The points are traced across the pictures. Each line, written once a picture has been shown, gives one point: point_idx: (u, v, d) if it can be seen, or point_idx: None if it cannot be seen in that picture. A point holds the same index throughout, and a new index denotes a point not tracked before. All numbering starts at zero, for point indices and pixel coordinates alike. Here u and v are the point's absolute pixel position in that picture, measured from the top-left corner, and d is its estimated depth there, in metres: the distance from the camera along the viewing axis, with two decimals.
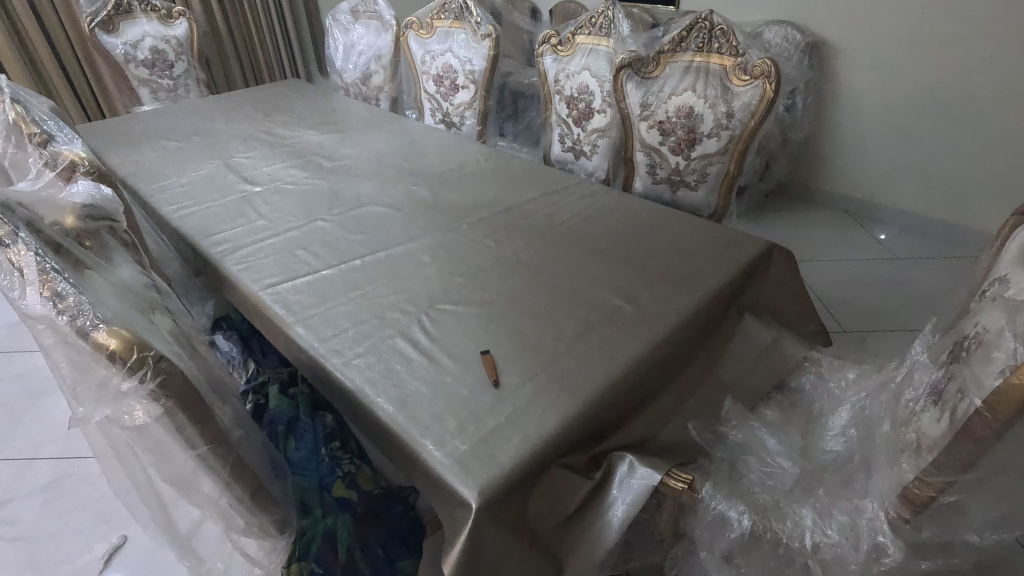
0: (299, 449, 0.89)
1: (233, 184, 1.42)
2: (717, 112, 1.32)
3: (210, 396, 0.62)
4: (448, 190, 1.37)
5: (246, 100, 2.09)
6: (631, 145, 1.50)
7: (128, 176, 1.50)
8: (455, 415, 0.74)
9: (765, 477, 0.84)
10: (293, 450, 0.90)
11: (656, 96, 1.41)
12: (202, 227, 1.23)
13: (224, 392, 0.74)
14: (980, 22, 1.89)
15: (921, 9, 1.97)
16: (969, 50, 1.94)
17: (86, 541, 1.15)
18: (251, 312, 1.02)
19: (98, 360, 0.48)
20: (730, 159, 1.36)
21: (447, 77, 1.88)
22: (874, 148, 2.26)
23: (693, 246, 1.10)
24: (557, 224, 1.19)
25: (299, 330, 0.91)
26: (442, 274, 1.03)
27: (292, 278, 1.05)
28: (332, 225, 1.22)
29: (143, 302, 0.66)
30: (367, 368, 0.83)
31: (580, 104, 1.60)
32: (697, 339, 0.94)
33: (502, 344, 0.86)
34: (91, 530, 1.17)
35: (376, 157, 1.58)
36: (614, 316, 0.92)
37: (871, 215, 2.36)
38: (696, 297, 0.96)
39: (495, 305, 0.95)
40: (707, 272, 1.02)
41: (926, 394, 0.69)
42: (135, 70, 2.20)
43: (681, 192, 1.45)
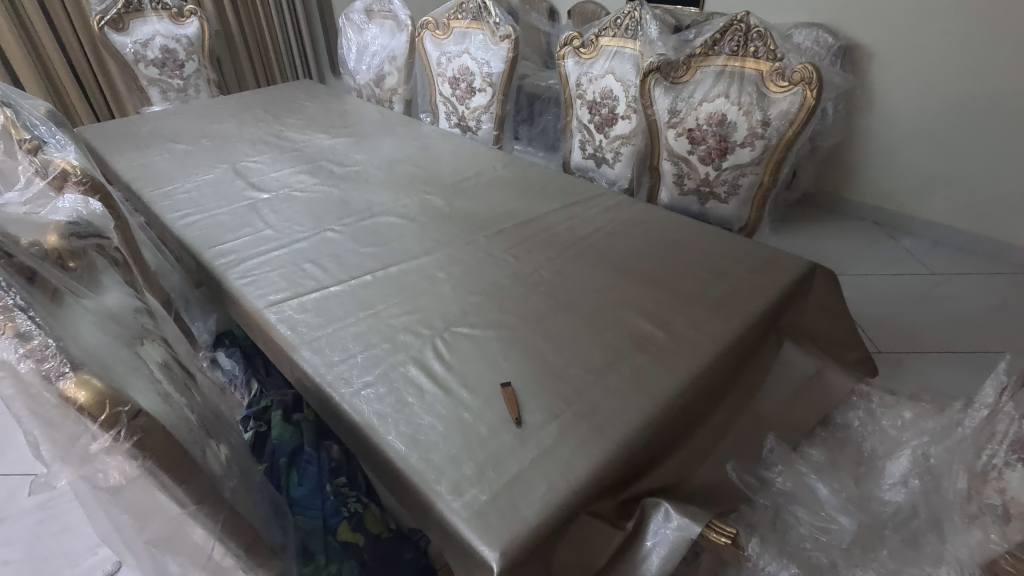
0: (302, 485, 0.84)
1: (240, 190, 1.36)
2: (751, 120, 1.24)
3: (201, 441, 0.55)
4: (464, 200, 1.30)
5: (256, 101, 2.04)
6: (657, 154, 1.42)
7: (131, 180, 1.44)
8: (474, 457, 0.67)
9: (819, 531, 0.75)
10: (295, 485, 0.84)
11: (685, 102, 1.32)
12: (207, 236, 1.17)
13: (217, 428, 0.68)
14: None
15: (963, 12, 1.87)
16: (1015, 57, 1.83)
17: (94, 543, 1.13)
18: (255, 330, 0.96)
19: (66, 415, 0.42)
20: (764, 170, 1.28)
21: (463, 79, 1.81)
22: (909, 158, 2.15)
23: (729, 265, 1.02)
24: (581, 238, 1.12)
25: (305, 354, 0.84)
26: (458, 292, 0.96)
27: (299, 294, 0.98)
28: (342, 237, 1.16)
29: (130, 333, 0.59)
30: (377, 400, 0.76)
31: (603, 109, 1.53)
32: (734, 370, 0.86)
33: (524, 374, 0.79)
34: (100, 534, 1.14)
35: (388, 163, 1.51)
36: (645, 344, 0.84)
37: (902, 227, 2.25)
38: (735, 323, 0.88)
39: (515, 329, 0.87)
40: (745, 295, 0.94)
41: (1009, 449, 0.60)
42: (145, 70, 2.16)
43: (710, 204, 1.37)
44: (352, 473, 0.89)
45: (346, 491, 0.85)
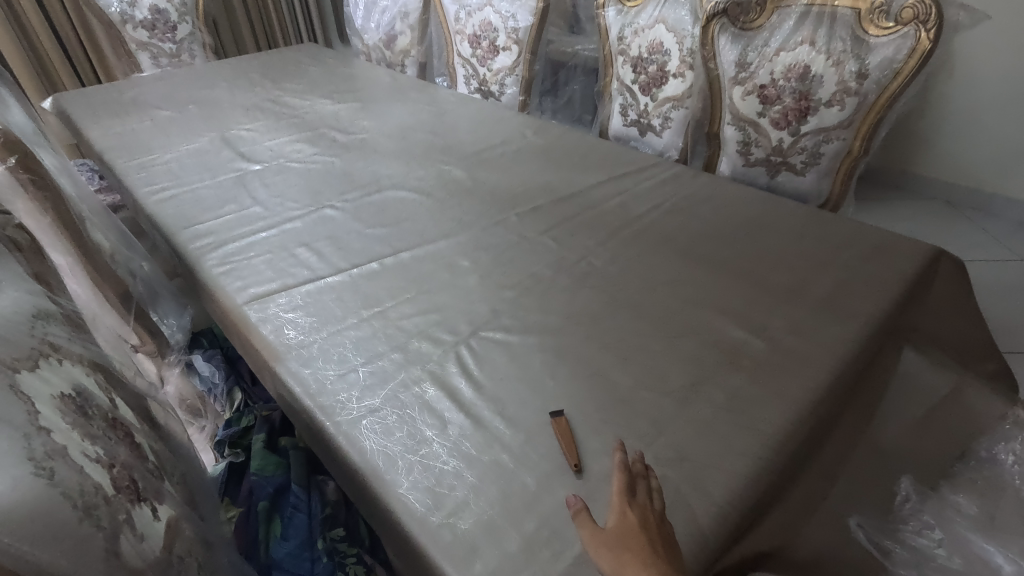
0: (286, 540, 0.70)
1: (227, 161, 1.17)
2: (842, 72, 1.01)
3: (114, 525, 0.36)
4: (489, 171, 1.09)
5: (255, 65, 1.84)
6: (718, 117, 1.19)
7: (106, 150, 1.26)
8: (520, 526, 0.48)
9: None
10: (278, 538, 0.71)
11: (757, 53, 1.10)
12: (183, 215, 0.98)
13: (161, 479, 0.49)
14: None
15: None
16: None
17: None
18: (232, 332, 0.77)
19: None
20: (855, 134, 1.05)
21: (485, 36, 1.59)
22: (992, 127, 1.85)
23: (829, 252, 0.80)
24: (635, 217, 0.91)
25: (292, 366, 0.65)
26: (487, 285, 0.76)
27: (288, 287, 0.78)
28: (343, 215, 0.96)
29: (13, 355, 0.40)
30: (384, 434, 0.56)
31: (650, 66, 1.30)
32: (852, 390, 0.65)
33: (580, 399, 0.59)
34: None
35: (399, 131, 1.30)
36: (738, 357, 0.63)
37: (980, 207, 1.96)
38: (852, 329, 0.67)
39: (564, 335, 0.67)
40: (859, 291, 0.73)
41: None
42: (133, 33, 1.95)
43: (781, 177, 1.15)
44: (351, 519, 0.75)
45: (342, 547, 0.71)
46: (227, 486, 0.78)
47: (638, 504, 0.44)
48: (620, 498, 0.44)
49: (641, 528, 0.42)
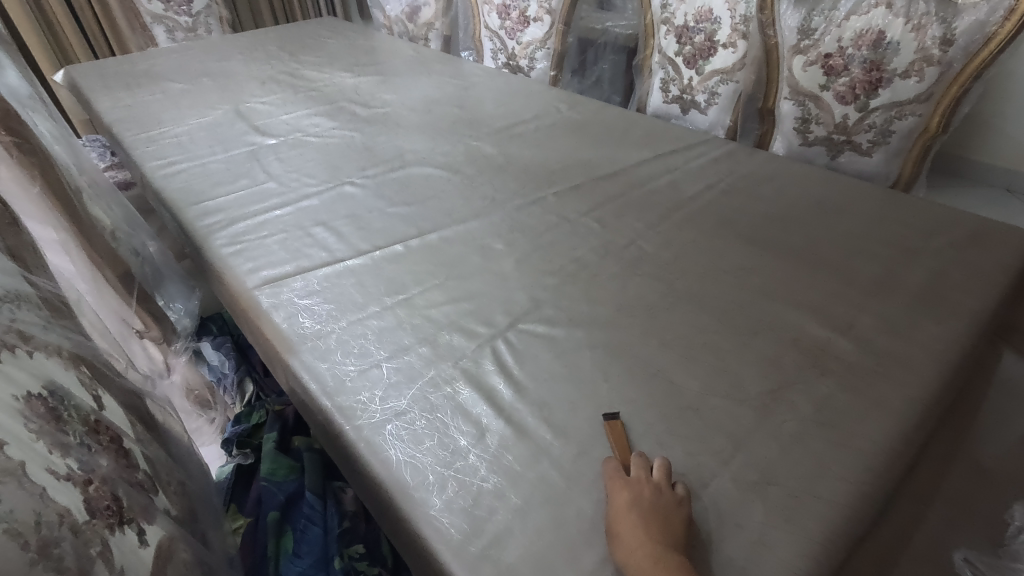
0: (298, 559, 0.63)
1: (241, 135, 1.09)
2: (923, 39, 0.90)
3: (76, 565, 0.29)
4: (522, 147, 1.00)
5: (272, 38, 1.76)
6: (774, 91, 1.08)
7: (115, 122, 1.19)
8: (577, 562, 0.40)
9: None
10: (289, 554, 0.64)
11: (824, 17, 0.98)
12: (191, 190, 0.90)
13: (152, 494, 0.41)
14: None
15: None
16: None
17: None
18: (242, 319, 0.70)
19: None
20: (934, 109, 0.93)
21: (514, 6, 1.49)
22: None
23: (915, 239, 0.70)
24: (688, 198, 0.81)
25: (307, 359, 0.57)
26: (525, 271, 0.68)
27: (303, 269, 0.71)
28: (364, 193, 0.87)
29: None
30: (411, 441, 0.48)
31: (697, 36, 1.19)
32: (955, 398, 0.56)
33: (640, 407, 0.50)
34: None
35: (424, 104, 1.21)
36: (823, 360, 0.54)
37: None
38: (953, 328, 0.58)
39: (616, 329, 0.58)
40: (958, 285, 0.63)
41: None
42: (148, 5, 1.89)
43: (844, 158, 1.04)
44: (370, 533, 0.68)
45: (362, 566, 0.64)
46: (234, 491, 0.71)
47: (636, 479, 0.43)
48: (617, 474, 0.44)
49: (633, 505, 0.41)
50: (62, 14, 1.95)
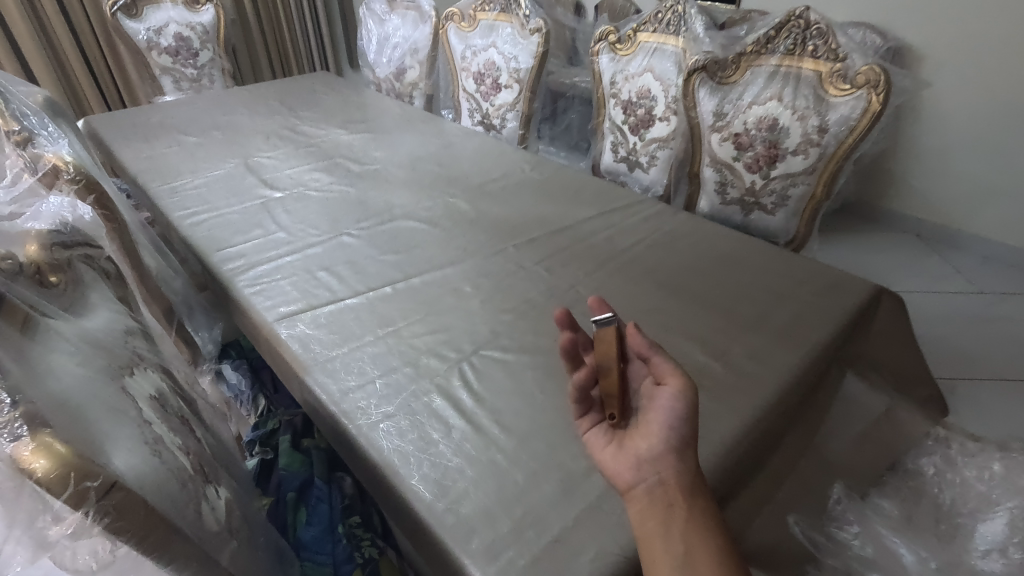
0: (310, 525, 0.80)
1: (252, 187, 1.28)
2: (806, 126, 1.14)
3: (195, 498, 0.46)
4: (491, 203, 1.21)
5: (273, 92, 1.97)
6: (698, 159, 1.32)
7: (139, 173, 1.37)
8: (512, 512, 0.58)
9: None
10: (303, 524, 0.81)
11: (733, 105, 1.23)
12: (214, 237, 1.08)
13: (218, 469, 0.59)
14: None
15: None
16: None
17: None
18: (263, 345, 0.88)
19: (23, 486, 0.32)
20: (818, 180, 1.17)
21: (488, 74, 1.72)
22: (962, 168, 1.97)
23: (787, 287, 0.92)
24: (620, 251, 1.03)
25: (318, 377, 0.76)
26: (487, 310, 0.87)
27: (313, 306, 0.89)
28: (359, 242, 1.07)
29: (117, 363, 0.50)
30: (397, 435, 0.67)
31: (639, 110, 1.42)
32: (798, 407, 0.76)
33: (564, 410, 0.69)
34: None
35: (409, 162, 1.42)
36: (700, 378, 0.75)
37: (949, 242, 2.09)
38: (799, 356, 0.79)
39: (553, 354, 0.78)
40: (810, 322, 0.84)
41: None
42: (157, 58, 2.08)
43: (754, 216, 1.27)
44: (366, 510, 0.85)
45: (360, 532, 0.82)
46: (260, 480, 0.88)
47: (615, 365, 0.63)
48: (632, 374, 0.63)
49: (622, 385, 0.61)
50: (83, 75, 2.26)
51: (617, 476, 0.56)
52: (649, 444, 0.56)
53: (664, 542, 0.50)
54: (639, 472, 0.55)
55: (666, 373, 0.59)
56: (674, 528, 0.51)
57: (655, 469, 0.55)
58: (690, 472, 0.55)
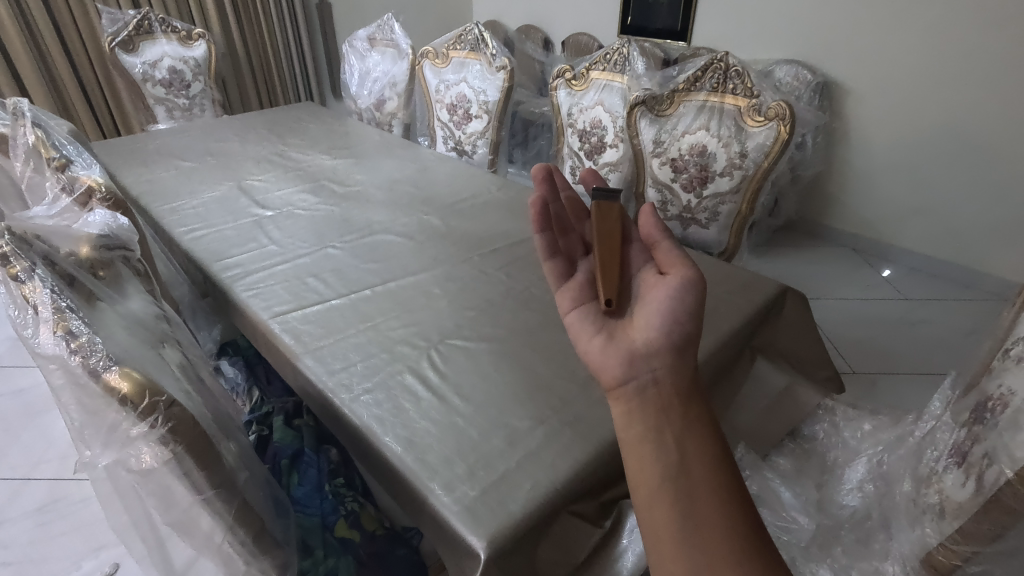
0: (302, 485, 0.95)
1: (245, 207, 1.42)
2: (730, 152, 1.33)
3: (218, 436, 0.60)
4: (460, 220, 1.37)
5: (261, 121, 2.12)
6: (642, 181, 1.50)
7: (141, 195, 1.50)
8: (467, 459, 0.73)
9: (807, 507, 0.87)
10: (295, 484, 0.96)
11: (669, 134, 1.42)
12: (213, 250, 1.22)
13: (230, 427, 0.73)
14: (1007, 54, 1.84)
15: (947, 38, 1.93)
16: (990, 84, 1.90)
17: (80, 545, 1.21)
18: (260, 340, 1.01)
19: (109, 403, 0.47)
20: (742, 199, 1.36)
21: (460, 106, 1.90)
22: (886, 189, 2.24)
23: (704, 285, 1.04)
24: None
25: (308, 362, 0.90)
26: (453, 307, 1.03)
27: (302, 306, 1.04)
28: (342, 254, 1.22)
29: (153, 337, 0.64)
30: (375, 405, 0.81)
31: (593, 138, 1.61)
32: (710, 383, 0.91)
33: (514, 384, 0.84)
34: (90, 539, 1.21)
35: (388, 184, 1.58)
36: None
37: (880, 254, 2.32)
38: (712, 341, 0.90)
39: (507, 342, 0.94)
40: (721, 313, 0.97)
41: (948, 454, 0.66)
42: (152, 89, 2.23)
43: (691, 229, 1.45)
44: (350, 474, 1.00)
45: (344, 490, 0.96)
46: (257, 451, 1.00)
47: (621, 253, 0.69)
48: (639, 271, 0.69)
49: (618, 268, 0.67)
50: (82, 108, 2.46)
51: (610, 371, 0.59)
52: (647, 341, 0.59)
53: (655, 443, 0.53)
54: (633, 368, 0.58)
55: (671, 269, 0.65)
56: (666, 428, 0.53)
57: (649, 364, 0.57)
58: (681, 369, 0.57)
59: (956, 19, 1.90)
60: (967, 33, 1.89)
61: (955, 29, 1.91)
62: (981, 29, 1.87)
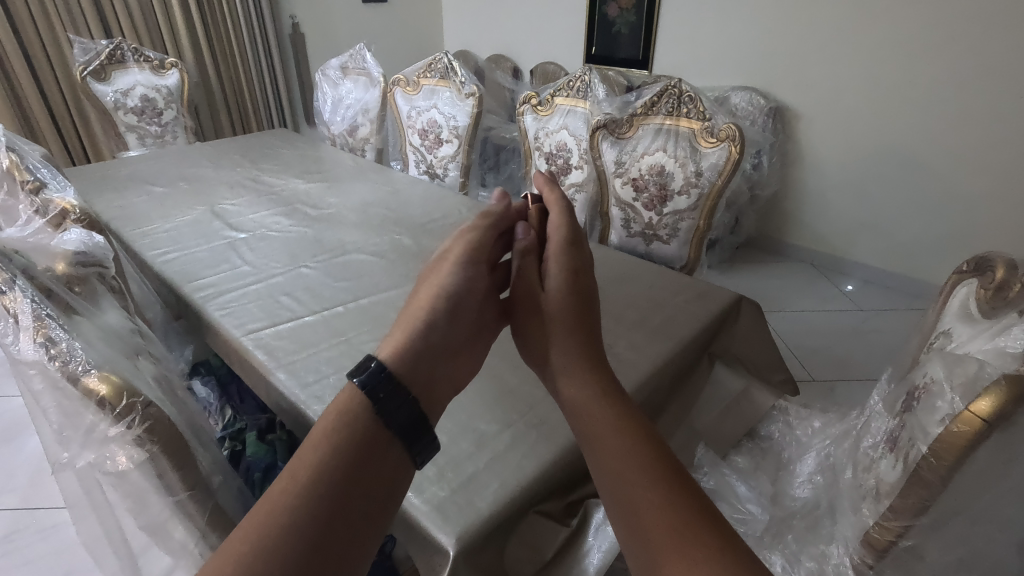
0: None
1: (218, 230, 1.44)
2: (686, 171, 1.40)
3: (193, 443, 0.62)
4: (431, 239, 1.42)
5: (235, 147, 2.15)
6: (606, 200, 1.58)
7: (113, 220, 1.51)
8: (436, 462, 0.75)
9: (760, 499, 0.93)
10: None
11: (629, 156, 1.49)
12: (186, 272, 1.24)
13: (203, 436, 0.74)
14: (937, 81, 1.98)
15: (883, 66, 2.08)
16: (924, 109, 2.04)
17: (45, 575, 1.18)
18: (233, 358, 1.03)
19: (87, 405, 0.49)
20: (700, 215, 1.43)
21: (431, 131, 1.96)
22: (839, 207, 2.37)
23: (664, 296, 1.10)
24: None
25: (281, 376, 0.92)
26: None
27: (275, 323, 1.06)
28: (315, 273, 1.24)
29: (129, 348, 0.66)
30: None
31: (559, 160, 1.69)
32: (670, 388, 0.95)
33: (482, 392, 0.88)
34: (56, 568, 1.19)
35: (360, 206, 1.62)
36: None
37: (836, 268, 2.44)
38: (669, 347, 0.96)
39: None
40: (680, 321, 1.02)
41: (883, 441, 0.72)
42: (123, 117, 2.24)
43: (654, 245, 1.52)
44: None
45: None
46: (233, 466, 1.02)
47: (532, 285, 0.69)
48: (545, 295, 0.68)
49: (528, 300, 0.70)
50: (51, 136, 2.46)
51: None
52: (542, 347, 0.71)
53: None
54: None
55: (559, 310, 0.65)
56: None
57: None
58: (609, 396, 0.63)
59: (891, 49, 2.05)
60: (901, 62, 2.04)
61: (891, 59, 2.06)
62: (914, 59, 2.01)
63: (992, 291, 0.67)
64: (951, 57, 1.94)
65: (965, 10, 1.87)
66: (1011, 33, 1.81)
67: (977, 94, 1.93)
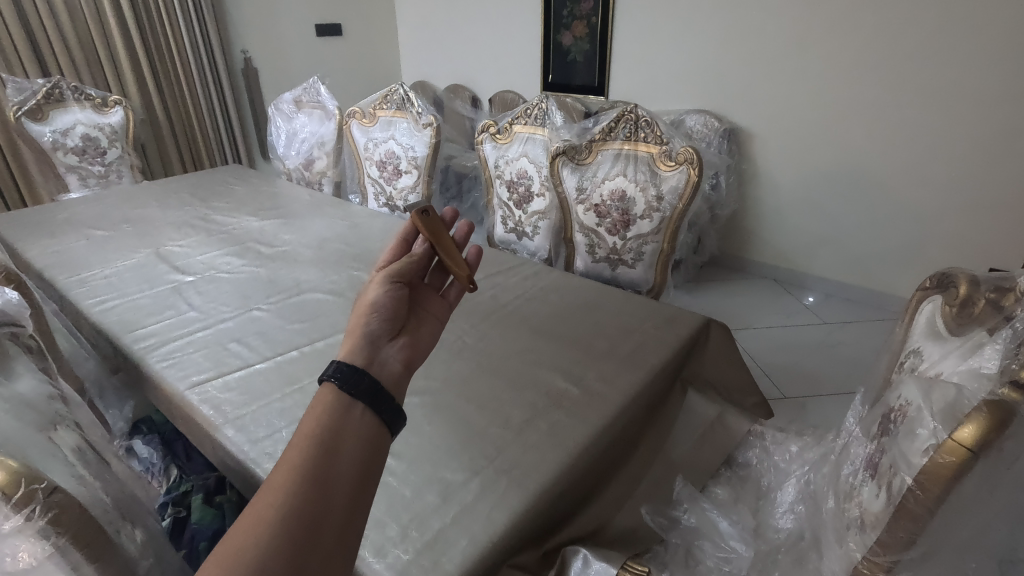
0: None
1: (163, 274, 1.36)
2: (647, 195, 1.40)
3: (116, 523, 0.55)
4: None
5: (184, 185, 2.06)
6: (570, 227, 1.56)
7: (46, 268, 1.41)
8: (399, 520, 0.69)
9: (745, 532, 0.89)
10: None
11: (590, 181, 1.49)
12: (126, 321, 1.15)
13: (135, 511, 0.67)
14: (879, 100, 2.07)
15: (829, 87, 2.16)
16: (868, 127, 2.13)
17: None
18: (176, 414, 0.95)
19: None
20: (663, 238, 1.43)
21: (390, 162, 1.93)
22: (796, 223, 2.43)
23: (634, 322, 1.08)
24: (503, 304, 1.17)
25: (228, 432, 0.85)
26: None
27: (223, 373, 0.99)
28: (268, 315, 1.17)
29: (43, 419, 0.59)
30: None
31: (520, 188, 1.67)
32: (643, 420, 0.92)
33: (448, 437, 0.82)
34: None
35: (317, 242, 1.56)
36: (561, 399, 0.89)
37: (798, 282, 2.49)
38: (641, 377, 0.93)
39: (440, 394, 0.91)
40: (650, 349, 0.99)
41: (862, 467, 0.70)
42: (63, 157, 2.14)
43: (620, 270, 1.51)
44: None
45: None
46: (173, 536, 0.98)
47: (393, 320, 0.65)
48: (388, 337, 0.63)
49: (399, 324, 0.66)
50: None
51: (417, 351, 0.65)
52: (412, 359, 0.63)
53: None
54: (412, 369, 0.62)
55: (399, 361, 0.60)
56: None
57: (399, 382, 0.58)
58: None
59: (835, 72, 2.13)
60: (845, 84, 2.13)
61: (834, 80, 2.14)
62: (856, 79, 2.09)
63: (957, 308, 0.67)
64: (890, 78, 2.03)
65: (900, 34, 1.96)
66: (943, 54, 1.91)
67: (916, 111, 2.01)
